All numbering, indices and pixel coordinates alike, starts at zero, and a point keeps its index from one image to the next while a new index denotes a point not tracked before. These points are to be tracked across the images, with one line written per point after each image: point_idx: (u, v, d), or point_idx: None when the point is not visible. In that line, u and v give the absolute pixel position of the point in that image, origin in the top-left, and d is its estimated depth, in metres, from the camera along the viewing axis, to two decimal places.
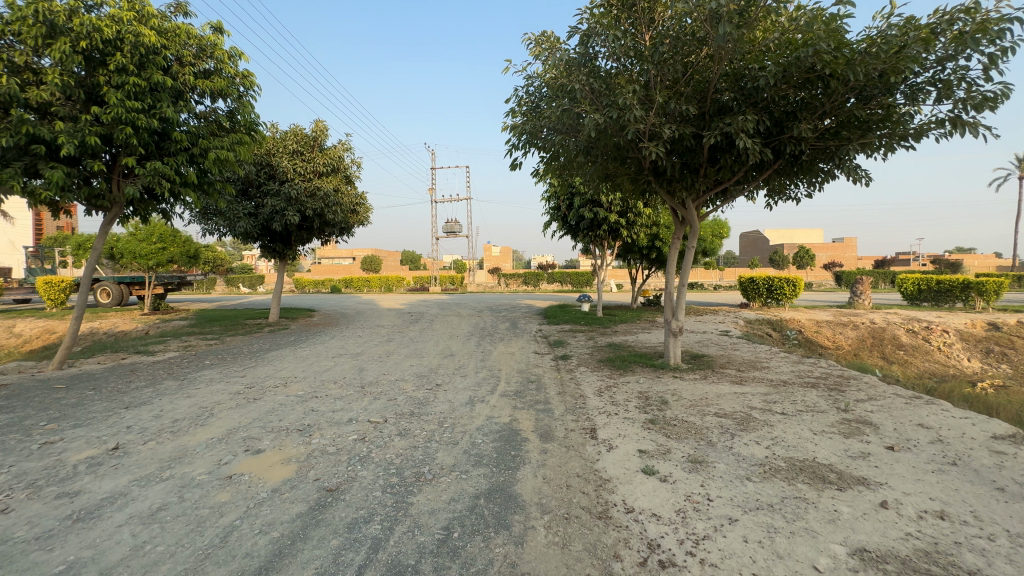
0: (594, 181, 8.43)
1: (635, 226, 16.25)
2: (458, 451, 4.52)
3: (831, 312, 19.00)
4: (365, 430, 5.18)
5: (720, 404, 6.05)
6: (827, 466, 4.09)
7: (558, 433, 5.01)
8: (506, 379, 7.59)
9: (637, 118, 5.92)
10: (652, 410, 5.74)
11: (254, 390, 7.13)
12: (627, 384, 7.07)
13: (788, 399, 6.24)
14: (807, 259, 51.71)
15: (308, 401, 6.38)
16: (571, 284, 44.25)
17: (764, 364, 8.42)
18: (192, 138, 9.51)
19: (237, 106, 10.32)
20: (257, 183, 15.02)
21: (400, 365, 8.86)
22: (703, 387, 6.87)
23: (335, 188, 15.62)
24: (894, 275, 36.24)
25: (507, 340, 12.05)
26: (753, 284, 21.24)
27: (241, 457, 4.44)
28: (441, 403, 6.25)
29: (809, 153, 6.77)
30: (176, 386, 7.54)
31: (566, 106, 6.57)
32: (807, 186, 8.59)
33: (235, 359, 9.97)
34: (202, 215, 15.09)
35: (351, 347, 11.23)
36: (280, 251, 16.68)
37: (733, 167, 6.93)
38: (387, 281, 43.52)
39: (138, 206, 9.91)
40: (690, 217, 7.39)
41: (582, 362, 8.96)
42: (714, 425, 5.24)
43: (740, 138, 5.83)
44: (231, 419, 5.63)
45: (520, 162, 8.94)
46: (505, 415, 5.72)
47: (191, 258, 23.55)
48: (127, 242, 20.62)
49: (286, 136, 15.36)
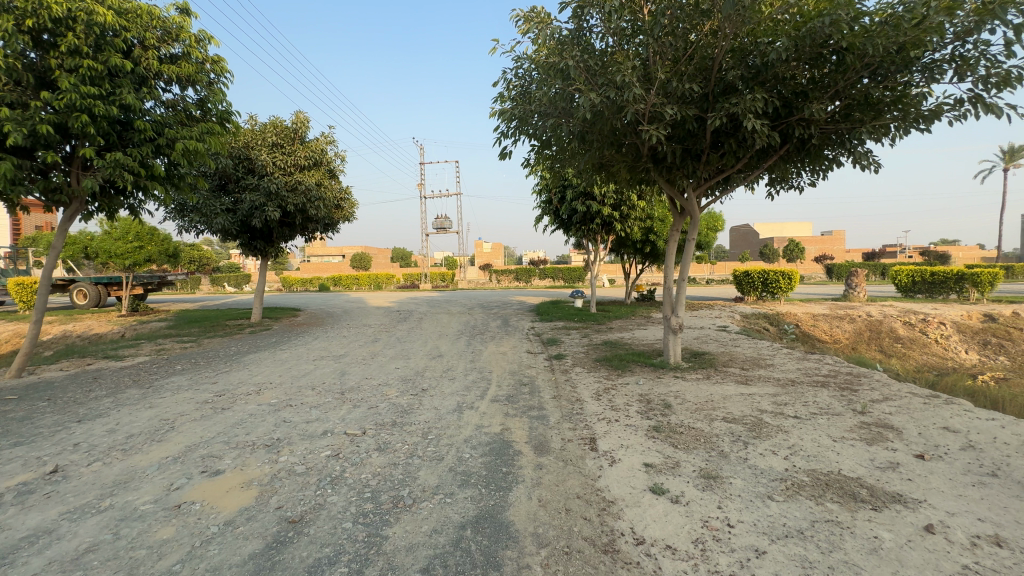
0: (588, 170, 7.93)
1: (629, 220, 15.83)
2: (442, 469, 4.03)
3: (827, 306, 18.77)
4: (340, 444, 4.66)
5: (727, 407, 5.62)
6: (855, 480, 3.66)
7: (554, 445, 4.54)
8: (497, 382, 7.10)
9: (636, 99, 5.46)
10: (655, 416, 5.30)
11: (224, 398, 6.56)
12: (627, 386, 6.62)
13: (800, 400, 5.82)
14: (797, 252, 51.82)
15: (281, 411, 5.83)
16: (564, 280, 43.89)
17: (768, 361, 8.03)
18: (158, 128, 8.86)
19: (207, 94, 9.69)
20: (235, 178, 14.35)
21: (385, 367, 8.34)
22: (708, 389, 6.43)
23: (318, 182, 15.00)
24: (885, 267, 36.32)
25: (498, 339, 11.56)
26: (748, 277, 20.96)
27: (195, 480, 3.91)
28: (426, 410, 5.75)
29: (819, 138, 6.35)
30: (139, 395, 6.94)
31: (558, 88, 6.10)
32: (811, 174, 8.21)
33: (208, 364, 9.34)
34: (177, 212, 14.39)
35: (334, 349, 10.66)
36: (261, 248, 16.01)
37: (737, 153, 6.48)
38: (377, 279, 42.83)
39: (102, 201, 9.27)
40: (692, 207, 6.94)
41: (577, 362, 8.49)
42: (724, 431, 4.81)
43: (749, 119, 5.38)
44: (192, 434, 5.09)
45: (509, 151, 8.45)
46: (495, 423, 5.24)
47: (171, 257, 22.75)
48: (102, 241, 19.78)
49: (265, 128, 14.70)
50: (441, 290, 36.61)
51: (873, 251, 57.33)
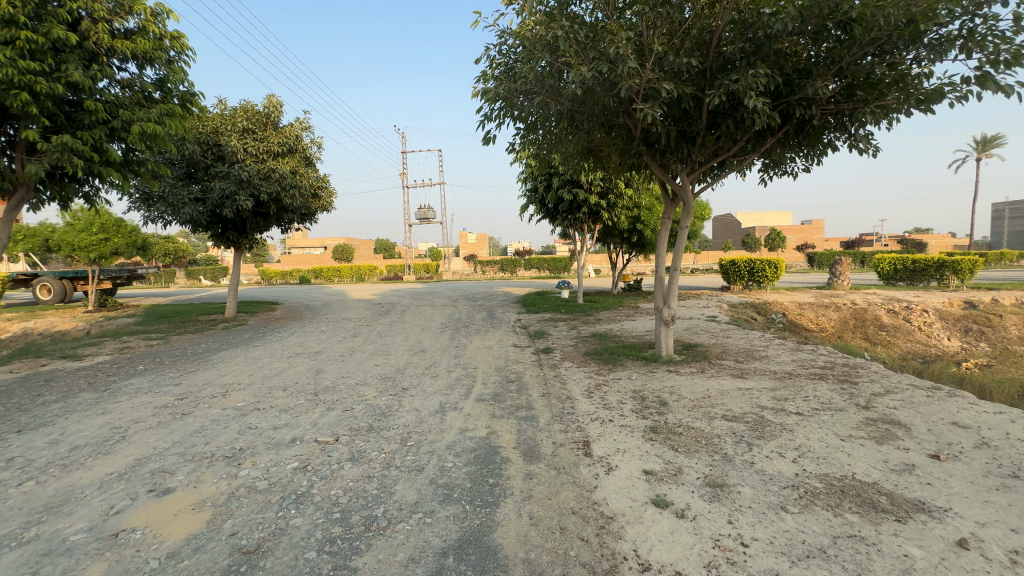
0: (576, 155, 7.51)
1: (616, 209, 15.50)
2: (422, 482, 3.64)
3: (812, 294, 18.77)
4: (309, 455, 4.21)
5: (726, 403, 5.32)
6: (872, 486, 3.37)
7: (545, 451, 4.17)
8: (483, 379, 6.71)
9: (631, 74, 5.05)
10: (651, 415, 4.98)
11: (185, 402, 6.04)
12: (619, 382, 6.29)
13: (800, 395, 5.55)
14: (779, 241, 52.35)
15: (247, 416, 5.35)
16: (549, 270, 43.54)
17: (762, 353, 7.79)
18: (111, 109, 8.14)
19: (166, 73, 8.97)
20: (203, 165, 13.56)
21: (363, 365, 7.87)
22: (704, 383, 6.13)
23: (292, 170, 14.29)
24: (865, 256, 36.82)
25: (483, 332, 11.15)
26: (734, 266, 20.85)
27: (141, 502, 3.44)
28: (406, 412, 5.33)
29: (819, 119, 6.05)
30: (92, 400, 6.36)
31: (546, 62, 5.66)
32: (805, 159, 7.95)
33: (174, 363, 8.75)
34: (142, 202, 13.57)
35: (310, 345, 10.12)
36: (234, 240, 15.27)
37: (734, 135, 6.15)
38: (359, 271, 42.02)
39: (53, 187, 8.55)
40: (685, 194, 6.62)
41: (566, 356, 8.12)
42: (726, 431, 4.50)
43: (750, 97, 5.05)
44: (145, 445, 4.59)
45: (493, 135, 7.99)
46: (481, 426, 4.84)
47: (139, 249, 21.73)
48: (63, 233, 18.70)
49: (235, 113, 13.93)
50: (425, 282, 35.95)
51: (853, 241, 58.27)
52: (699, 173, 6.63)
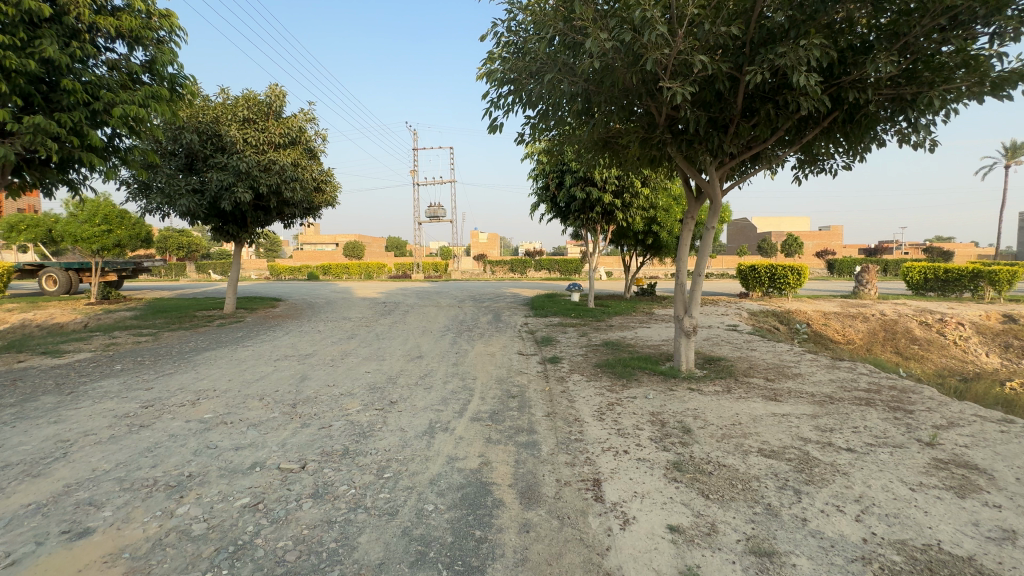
0: (591, 145, 6.80)
1: (631, 209, 14.69)
2: (392, 533, 2.94)
3: (837, 304, 17.73)
4: (267, 487, 3.54)
5: (761, 433, 4.55)
6: (969, 564, 2.59)
7: (546, 492, 3.45)
8: (481, 393, 6.01)
9: (659, 43, 4.33)
10: (674, 446, 4.23)
11: (149, 411, 5.41)
12: (635, 402, 5.54)
13: (847, 425, 4.75)
14: (796, 247, 51.24)
15: (210, 431, 4.71)
16: (560, 272, 42.76)
17: (795, 370, 6.98)
18: (93, 91, 7.63)
19: (155, 54, 8.39)
20: (202, 155, 13.05)
21: (353, 372, 7.21)
22: (732, 406, 5.37)
23: (294, 162, 13.74)
24: (889, 264, 35.47)
25: (487, 337, 10.45)
26: (755, 272, 19.77)
27: (45, 549, 2.80)
28: (388, 433, 4.65)
29: (873, 104, 5.25)
30: (52, 404, 5.77)
31: (560, 33, 4.96)
32: (846, 155, 7.14)
33: (155, 363, 8.19)
34: (139, 192, 13.14)
35: (302, 346, 9.51)
36: (234, 233, 14.81)
37: (774, 123, 5.39)
38: (367, 268, 41.65)
39: (32, 174, 8.12)
40: (713, 191, 5.87)
41: (575, 368, 7.39)
42: (766, 472, 3.73)
43: (798, 71, 4.31)
44: (85, 466, 3.96)
45: (501, 124, 7.30)
46: (473, 454, 4.14)
47: (143, 241, 21.42)
48: (66, 223, 18.37)
49: (237, 102, 13.40)
50: (433, 281, 35.51)
51: (874, 249, 56.53)
52: (730, 167, 5.88)
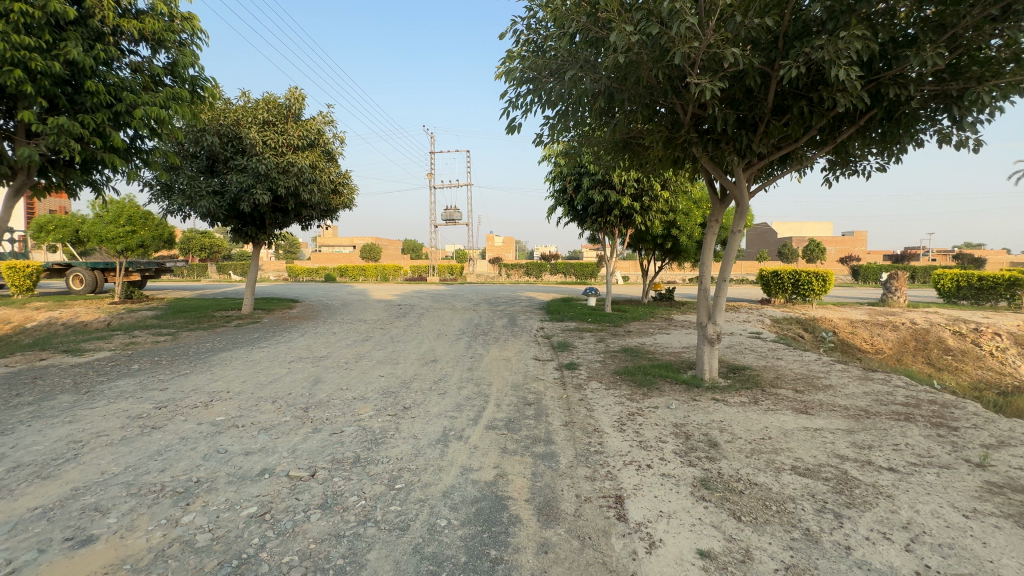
0: (612, 146, 6.59)
1: (650, 213, 14.38)
2: (403, 551, 2.77)
3: (865, 311, 17.15)
4: (274, 496, 3.41)
5: (793, 449, 4.28)
6: None
7: (565, 509, 3.26)
8: (496, 400, 5.84)
9: (687, 37, 4.14)
10: (701, 462, 4.00)
11: (162, 413, 5.36)
12: (656, 413, 5.30)
13: (886, 442, 4.46)
14: (818, 253, 50.11)
15: (221, 435, 4.62)
16: (575, 276, 42.43)
17: (826, 381, 6.65)
18: (115, 92, 7.70)
19: (177, 56, 8.47)
20: (222, 157, 13.19)
21: (367, 376, 7.11)
22: (760, 419, 5.10)
23: (311, 164, 13.81)
24: (916, 271, 34.35)
25: (502, 341, 10.28)
26: (777, 278, 19.32)
27: (46, 557, 2.71)
28: (401, 440, 4.50)
29: (915, 101, 4.96)
30: (67, 404, 5.77)
31: (582, 29, 4.80)
32: (881, 156, 6.81)
33: (171, 363, 8.20)
34: (161, 194, 13.33)
35: (317, 348, 9.46)
36: (252, 235, 14.94)
37: (807, 121, 5.12)
38: (384, 271, 41.83)
39: (57, 175, 8.25)
40: (740, 192, 5.61)
41: (593, 375, 7.16)
42: (803, 493, 3.47)
43: (837, 65, 4.07)
44: (94, 468, 3.89)
45: (519, 124, 7.15)
46: (488, 465, 3.96)
47: (165, 242, 21.83)
48: (91, 224, 18.80)
49: (257, 105, 13.51)
50: (448, 284, 35.58)
51: (900, 256, 54.89)
52: (759, 167, 5.63)
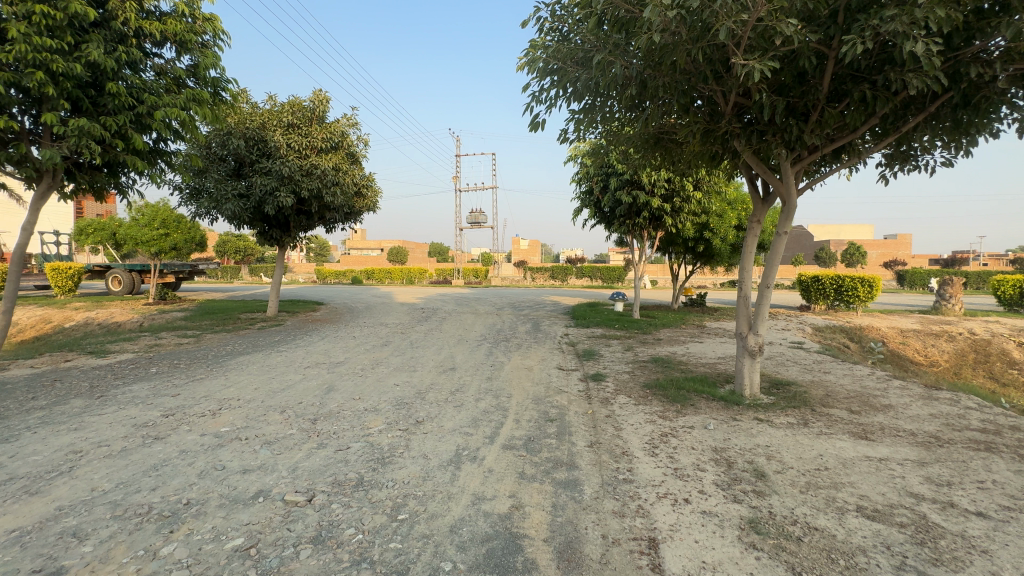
0: (643, 142, 6.10)
1: (681, 214, 13.72)
2: None
3: (916, 320, 15.93)
4: (264, 525, 3.08)
5: (856, 485, 3.70)
6: None
7: (589, 554, 2.80)
8: (516, 414, 5.43)
9: (732, 10, 3.65)
10: (748, 498, 3.47)
11: (168, 421, 5.16)
12: (693, 434, 4.77)
13: (969, 478, 3.82)
14: (859, 256, 47.83)
15: (222, 448, 4.37)
16: (602, 279, 41.66)
17: (884, 401, 5.96)
18: (137, 94, 7.68)
19: (199, 58, 8.41)
20: (248, 160, 13.25)
21: (382, 385, 6.80)
22: (812, 444, 4.52)
23: (335, 166, 13.76)
24: (969, 277, 32.13)
25: (525, 348, 9.85)
26: (817, 283, 18.25)
27: None
28: (410, 460, 4.12)
29: (999, 82, 4.33)
30: (78, 409, 5.65)
31: (612, 8, 4.36)
32: (946, 150, 6.12)
33: (188, 367, 8.10)
34: (189, 197, 13.51)
35: (335, 353, 9.26)
36: (277, 238, 15.01)
37: (869, 108, 4.54)
38: (409, 273, 41.98)
39: (81, 178, 8.32)
40: (788, 189, 5.05)
41: (620, 387, 6.66)
42: (875, 543, 2.91)
43: (910, 38, 3.51)
44: (85, 484, 3.65)
45: (542, 121, 6.75)
46: (503, 493, 3.54)
47: (198, 245, 22.33)
48: (129, 227, 19.40)
49: (283, 108, 13.53)
50: (472, 287, 35.33)
51: (949, 260, 51.81)
52: (809, 162, 5.07)
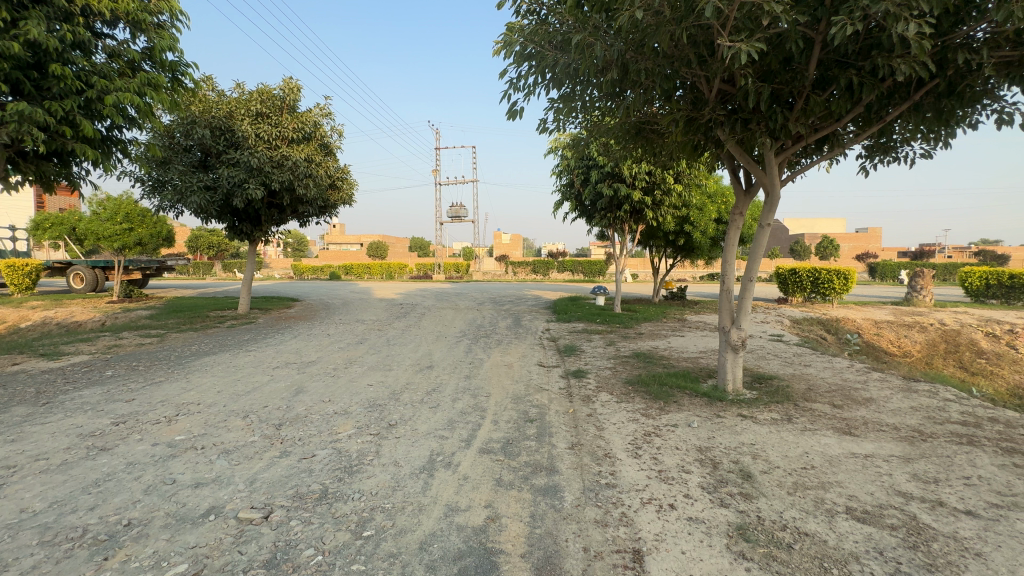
0: (624, 132, 5.91)
1: (662, 207, 13.62)
2: None
3: (890, 312, 16.24)
4: (213, 548, 2.78)
5: (844, 484, 3.58)
6: None
7: (569, 570, 2.59)
8: (495, 415, 5.21)
9: None
10: (736, 501, 3.31)
11: (117, 430, 4.77)
12: (676, 433, 4.62)
13: (954, 474, 3.75)
14: (832, 249, 49.00)
15: (175, 460, 4.03)
16: (583, 273, 41.71)
17: (866, 394, 5.92)
18: (87, 78, 7.15)
19: (155, 40, 7.87)
20: (215, 151, 12.63)
21: (355, 385, 6.48)
22: (797, 441, 4.41)
23: (307, 158, 13.23)
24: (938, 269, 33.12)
25: (505, 345, 9.62)
26: (795, 276, 18.47)
27: None
28: (379, 468, 3.86)
29: (985, 69, 4.24)
30: (19, 418, 5.20)
31: None
32: (925, 142, 6.08)
33: (148, 369, 7.64)
34: (152, 190, 12.82)
35: (307, 353, 8.88)
36: (248, 232, 14.40)
37: (855, 95, 4.41)
38: (389, 269, 41.33)
39: (26, 168, 7.72)
40: (772, 180, 4.92)
41: (602, 384, 6.49)
42: (868, 548, 2.78)
43: (901, 20, 3.38)
44: (13, 505, 3.29)
45: (520, 109, 6.50)
46: (478, 503, 3.31)
47: (165, 240, 21.44)
48: (89, 222, 18.43)
49: (251, 96, 12.94)
50: (454, 282, 34.93)
51: (917, 252, 53.51)
52: (793, 151, 4.95)
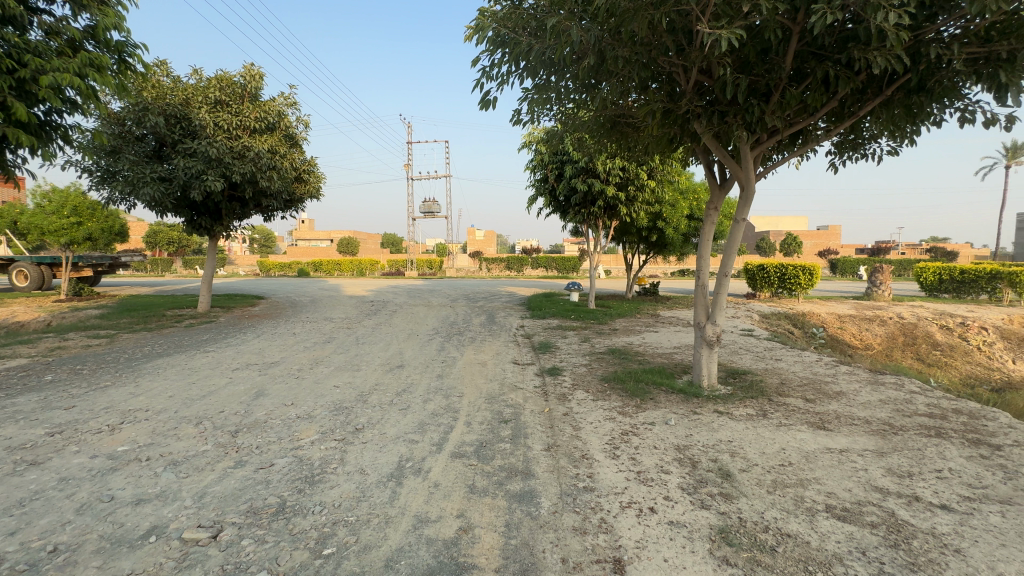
0: (599, 124, 5.76)
1: (635, 203, 13.63)
2: None
3: (852, 306, 16.79)
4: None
5: (823, 481, 3.54)
6: None
7: None
8: (468, 416, 5.00)
9: None
10: (717, 503, 3.21)
11: (50, 441, 4.34)
12: (653, 432, 4.51)
13: (926, 467, 3.77)
14: (796, 245, 50.70)
15: (114, 474, 3.66)
16: (557, 269, 41.84)
17: (836, 388, 5.99)
18: (19, 55, 6.54)
19: (98, 18, 7.26)
20: (170, 140, 11.92)
21: (321, 387, 6.16)
22: (774, 437, 4.37)
23: (270, 149, 12.63)
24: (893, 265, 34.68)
25: (479, 342, 9.41)
26: (762, 272, 18.89)
27: None
28: (343, 477, 3.60)
29: (956, 65, 4.26)
30: None
31: None
32: (893, 139, 6.15)
33: (93, 373, 7.08)
34: (100, 181, 11.99)
35: (271, 353, 8.45)
36: (207, 226, 13.67)
37: (829, 89, 4.39)
38: (360, 265, 40.46)
39: None
40: (747, 174, 4.86)
41: (578, 382, 6.37)
42: (850, 549, 2.71)
43: (879, 10, 3.33)
44: None
45: (493, 100, 6.29)
46: (449, 513, 3.11)
47: (118, 235, 20.24)
48: (32, 215, 17.20)
49: (209, 83, 12.26)
50: (427, 279, 34.48)
51: (874, 249, 55.95)
52: (768, 145, 4.92)
